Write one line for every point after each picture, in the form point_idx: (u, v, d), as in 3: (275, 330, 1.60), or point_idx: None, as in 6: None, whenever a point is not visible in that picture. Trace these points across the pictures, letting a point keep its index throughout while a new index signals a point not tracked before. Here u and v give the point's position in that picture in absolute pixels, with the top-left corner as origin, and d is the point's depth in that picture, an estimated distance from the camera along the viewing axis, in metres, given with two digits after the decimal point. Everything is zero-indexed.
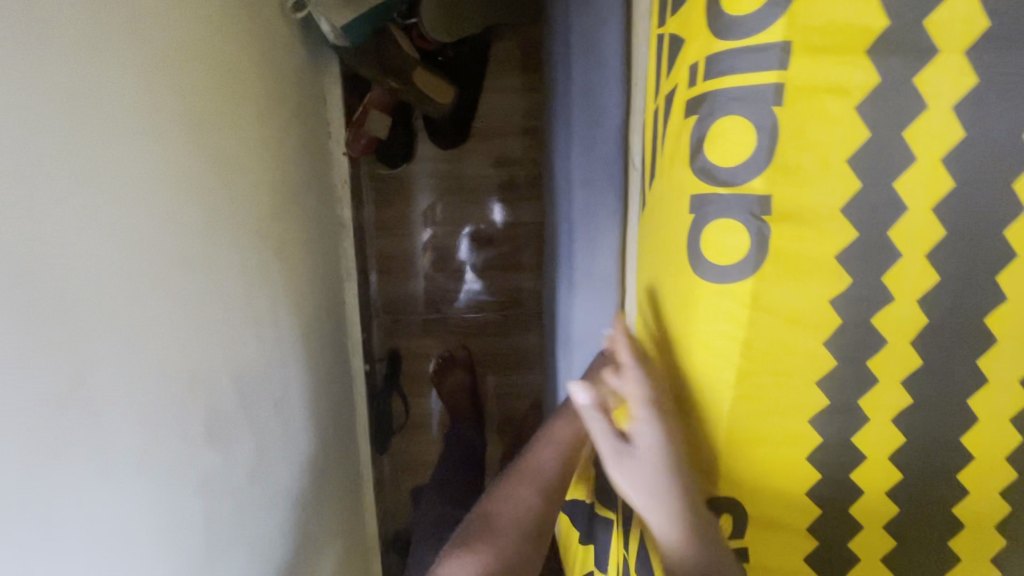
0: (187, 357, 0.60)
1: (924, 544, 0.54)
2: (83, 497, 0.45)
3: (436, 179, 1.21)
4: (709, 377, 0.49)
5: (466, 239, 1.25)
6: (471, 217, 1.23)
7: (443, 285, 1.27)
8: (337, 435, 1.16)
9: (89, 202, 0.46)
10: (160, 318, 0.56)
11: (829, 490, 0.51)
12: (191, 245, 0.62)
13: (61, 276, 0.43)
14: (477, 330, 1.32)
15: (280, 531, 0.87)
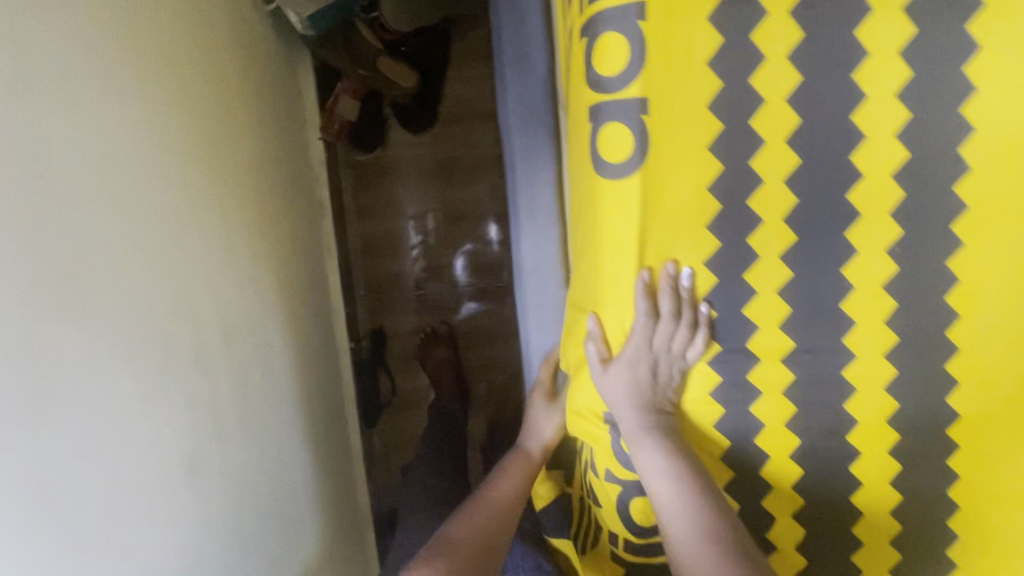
0: (160, 286, 0.68)
1: (825, 409, 0.60)
2: (55, 378, 0.52)
3: (428, 194, 1.33)
4: (615, 255, 0.58)
5: (463, 255, 1.36)
6: (467, 234, 1.35)
7: (438, 290, 1.38)
8: (326, 403, 1.23)
9: (62, 127, 0.55)
10: (135, 247, 0.65)
11: (725, 356, 0.60)
12: (164, 189, 0.70)
13: (39, 183, 0.51)
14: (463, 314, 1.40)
15: (268, 476, 0.94)
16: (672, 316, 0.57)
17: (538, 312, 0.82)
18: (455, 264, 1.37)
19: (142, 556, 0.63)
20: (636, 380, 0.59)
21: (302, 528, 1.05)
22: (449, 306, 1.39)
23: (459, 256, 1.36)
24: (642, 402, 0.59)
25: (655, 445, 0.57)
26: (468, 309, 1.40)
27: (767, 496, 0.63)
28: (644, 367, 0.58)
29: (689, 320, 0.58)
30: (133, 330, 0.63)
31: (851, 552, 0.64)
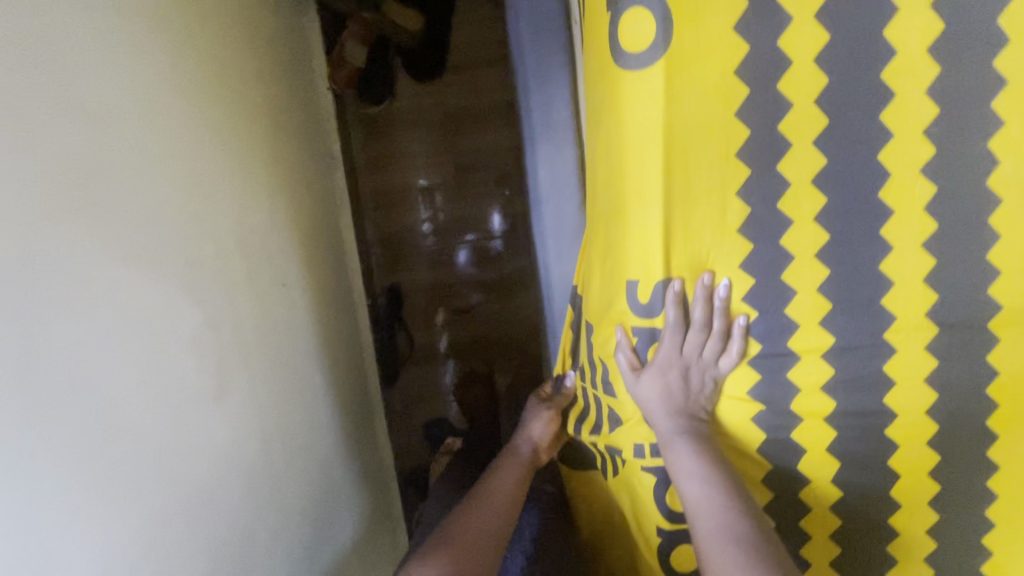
0: (171, 206, 0.67)
1: (861, 304, 0.59)
2: (49, 276, 0.50)
3: (433, 165, 1.33)
4: (642, 159, 0.57)
5: (466, 246, 1.38)
6: (471, 218, 1.36)
7: (444, 262, 1.39)
8: (348, 355, 1.23)
9: (63, 21, 0.53)
10: (153, 170, 0.64)
11: (761, 254, 0.58)
12: (171, 107, 0.68)
13: (36, 73, 0.50)
14: (475, 284, 1.40)
15: (294, 418, 0.93)
16: (701, 328, 0.60)
17: (558, 236, 0.81)
18: (456, 253, 1.38)
19: (170, 479, 0.63)
20: (668, 391, 0.62)
21: (328, 475, 1.06)
22: (456, 266, 1.39)
23: (461, 246, 1.38)
24: (676, 410, 0.62)
25: (687, 446, 0.61)
26: (470, 299, 1.41)
27: (795, 403, 0.62)
28: (675, 375, 0.61)
29: (721, 329, 0.60)
30: (151, 252, 0.62)
31: (886, 453, 0.63)
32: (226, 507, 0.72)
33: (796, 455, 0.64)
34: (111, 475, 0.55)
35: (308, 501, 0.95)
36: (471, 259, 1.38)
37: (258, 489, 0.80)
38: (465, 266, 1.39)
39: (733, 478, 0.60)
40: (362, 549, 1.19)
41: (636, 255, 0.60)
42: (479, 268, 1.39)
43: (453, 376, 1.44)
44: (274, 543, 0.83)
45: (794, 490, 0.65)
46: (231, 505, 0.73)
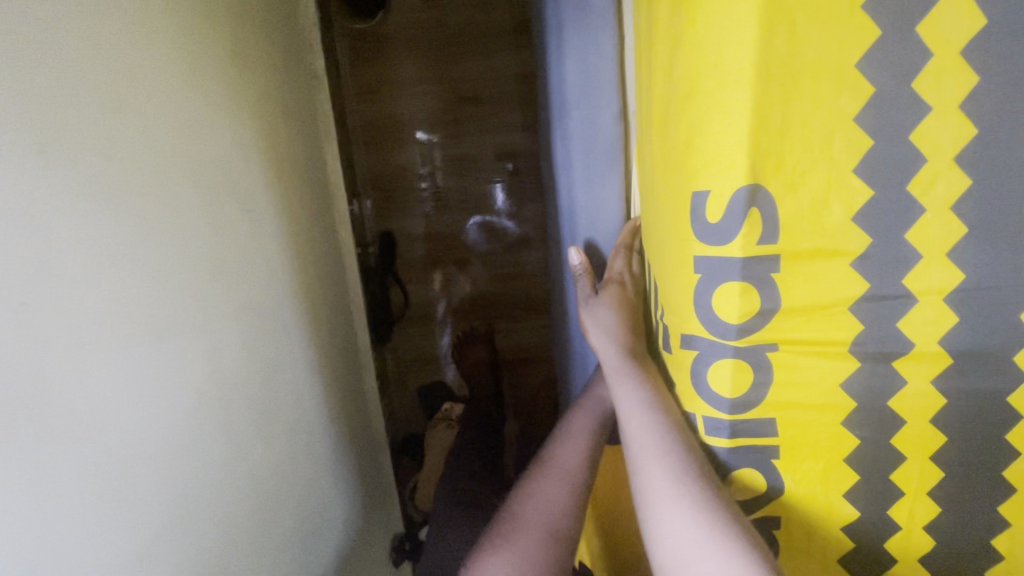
0: (106, 93, 0.51)
1: (1003, 230, 0.44)
2: None
3: (433, 114, 1.17)
4: (730, 15, 0.40)
5: (476, 225, 1.24)
6: (474, 188, 1.21)
7: (446, 224, 1.24)
8: (332, 309, 1.08)
9: None
10: (75, 40, 0.47)
11: (880, 157, 0.43)
12: None
13: None
14: (493, 257, 1.27)
15: (270, 376, 0.80)
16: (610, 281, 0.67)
17: (588, 154, 0.65)
18: (466, 229, 1.24)
19: (100, 449, 0.49)
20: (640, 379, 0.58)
21: (308, 444, 0.92)
22: (466, 236, 1.25)
23: (471, 223, 1.24)
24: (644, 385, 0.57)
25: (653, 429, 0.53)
26: (468, 285, 1.29)
27: (898, 359, 0.47)
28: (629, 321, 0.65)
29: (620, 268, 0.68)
30: (71, 150, 0.46)
31: (1007, 426, 0.49)
32: (179, 484, 0.59)
33: (894, 428, 0.49)
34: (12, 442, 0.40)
35: (283, 473, 0.82)
36: (481, 229, 1.24)
37: (222, 461, 0.67)
38: (474, 233, 1.25)
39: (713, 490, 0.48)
40: (346, 526, 1.06)
41: (710, 153, 0.44)
42: (491, 237, 1.25)
43: (450, 336, 1.33)
44: (242, 524, 0.70)
45: (885, 473, 0.51)
46: (184, 481, 0.60)
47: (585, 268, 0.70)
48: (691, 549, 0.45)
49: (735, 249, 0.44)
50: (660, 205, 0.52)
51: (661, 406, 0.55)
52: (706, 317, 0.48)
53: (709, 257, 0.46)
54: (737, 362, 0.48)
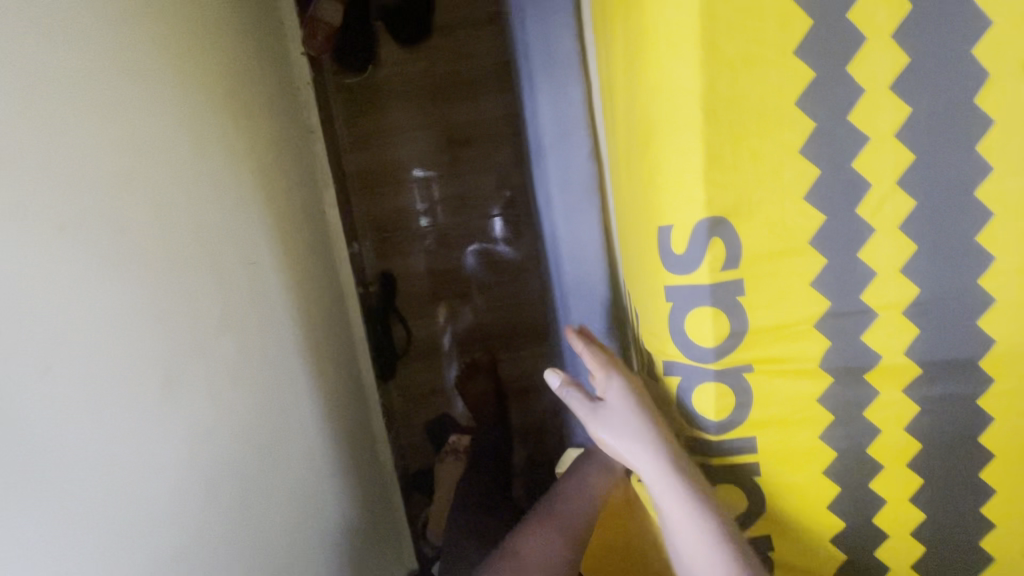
0: (120, 172, 0.56)
1: (953, 244, 0.47)
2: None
3: (427, 154, 1.22)
4: (674, 73, 0.44)
5: (473, 254, 1.28)
6: (473, 220, 1.26)
7: (448, 257, 1.28)
8: (337, 349, 1.11)
9: None
10: (88, 125, 0.52)
11: (828, 187, 0.46)
12: (115, 55, 0.57)
13: None
14: (489, 282, 1.30)
15: (280, 418, 0.83)
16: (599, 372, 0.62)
17: (565, 189, 0.68)
18: (463, 257, 1.28)
19: (126, 500, 0.52)
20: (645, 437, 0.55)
21: (318, 487, 0.94)
22: (464, 264, 1.29)
23: (468, 253, 1.28)
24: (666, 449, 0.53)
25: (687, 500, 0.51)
26: (469, 313, 1.32)
27: (868, 371, 0.50)
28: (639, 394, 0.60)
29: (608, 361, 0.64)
30: (87, 226, 0.51)
31: (980, 427, 0.51)
32: (191, 537, 0.61)
33: (870, 438, 0.52)
34: (52, 494, 0.45)
35: (294, 519, 0.84)
36: (478, 259, 1.28)
37: (234, 512, 0.69)
38: (473, 260, 1.28)
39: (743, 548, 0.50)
40: (359, 566, 1.07)
41: (670, 194, 0.47)
42: (491, 266, 1.29)
43: (456, 369, 1.35)
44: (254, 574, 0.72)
45: (865, 483, 0.53)
46: (205, 523, 0.63)
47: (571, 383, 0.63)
48: None
49: (702, 276, 0.48)
50: (633, 239, 0.56)
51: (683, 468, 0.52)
52: (683, 342, 0.51)
53: (682, 285, 0.49)
54: (720, 387, 0.50)
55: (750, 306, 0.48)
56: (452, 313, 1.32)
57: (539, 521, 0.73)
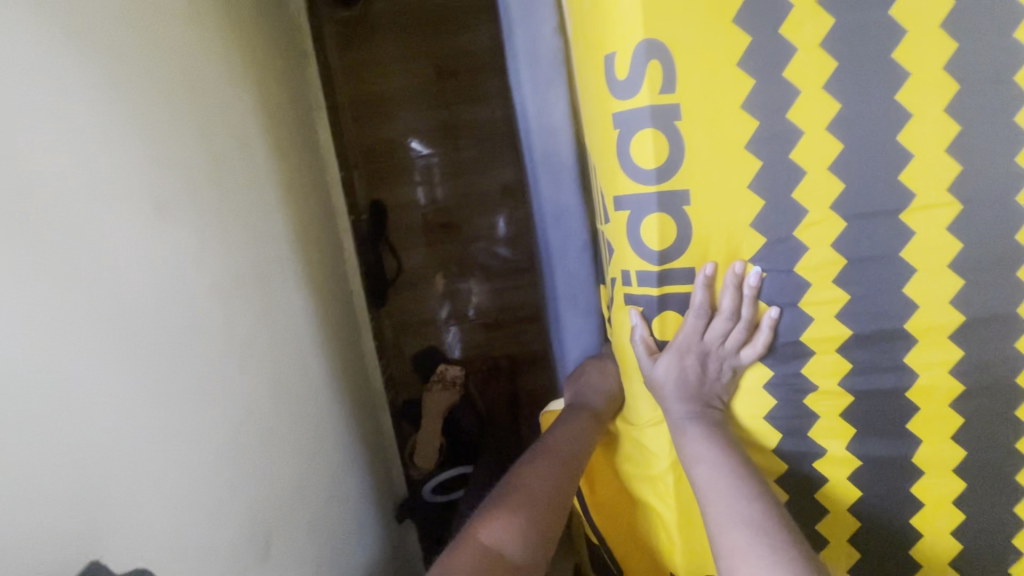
0: (121, 11, 0.62)
1: (873, 61, 0.52)
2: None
3: (417, 92, 1.28)
4: None
5: (477, 249, 1.37)
6: (478, 202, 1.34)
7: (450, 218, 1.35)
8: (328, 261, 1.16)
9: None
10: None
11: (753, 10, 0.52)
12: None
13: None
14: (503, 272, 1.38)
15: (270, 305, 0.87)
16: (677, 343, 0.60)
17: (533, 64, 0.73)
18: (472, 250, 1.37)
19: (131, 299, 0.57)
20: (683, 374, 0.60)
21: (310, 379, 0.97)
22: (478, 249, 1.37)
23: (471, 247, 1.37)
24: (687, 394, 0.60)
25: (698, 431, 0.59)
26: (478, 272, 1.38)
27: (795, 188, 0.55)
28: (691, 358, 0.59)
29: (710, 333, 0.58)
30: (89, 41, 0.56)
31: (905, 243, 0.56)
32: (167, 363, 0.61)
33: (798, 254, 0.56)
34: (68, 263, 0.50)
35: (274, 397, 0.83)
36: (483, 250, 1.37)
37: (207, 357, 0.69)
38: (484, 245, 1.37)
39: (744, 461, 0.57)
40: (350, 473, 1.08)
41: (613, 23, 0.54)
42: (496, 255, 1.37)
43: (449, 307, 1.40)
44: (232, 425, 0.71)
45: (796, 300, 0.58)
46: (203, 357, 0.67)
47: (645, 332, 0.61)
48: (726, 518, 0.53)
49: (643, 98, 0.54)
50: (586, 86, 0.62)
51: (698, 401, 0.61)
52: (628, 165, 0.57)
53: (625, 110, 0.55)
54: (662, 216, 0.56)
55: (685, 126, 0.54)
56: (437, 248, 1.36)
57: (532, 454, 0.69)
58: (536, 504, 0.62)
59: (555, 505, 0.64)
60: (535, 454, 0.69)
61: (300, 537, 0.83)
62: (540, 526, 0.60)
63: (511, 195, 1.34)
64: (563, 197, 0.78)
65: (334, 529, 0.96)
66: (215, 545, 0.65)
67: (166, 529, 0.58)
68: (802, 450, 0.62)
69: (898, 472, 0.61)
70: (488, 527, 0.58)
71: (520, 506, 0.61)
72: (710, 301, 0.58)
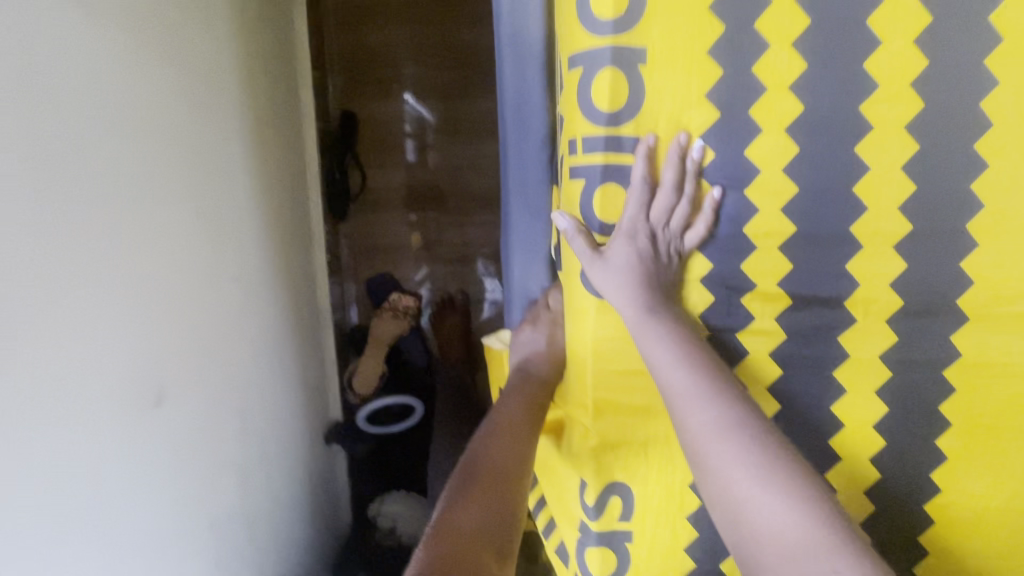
0: None
1: None
2: None
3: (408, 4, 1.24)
4: None
5: (460, 172, 1.33)
6: (463, 126, 1.30)
7: (432, 140, 1.31)
8: (288, 157, 1.10)
9: None
10: None
11: None
12: None
13: None
14: (475, 204, 1.35)
15: (209, 171, 0.80)
16: (622, 230, 0.55)
17: None
18: (450, 177, 1.33)
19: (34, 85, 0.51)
20: (635, 258, 0.54)
21: (248, 264, 0.91)
22: (455, 176, 1.33)
23: (451, 173, 1.33)
24: (640, 280, 0.54)
25: (653, 320, 0.53)
26: (449, 202, 1.35)
27: (755, 63, 0.52)
28: (641, 239, 0.55)
29: (655, 209, 0.55)
30: None
31: (861, 138, 0.53)
32: (67, 174, 0.55)
33: (750, 136, 0.54)
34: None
35: (198, 260, 0.78)
36: (463, 175, 1.33)
37: (133, 188, 0.65)
38: (466, 172, 1.33)
39: (700, 345, 0.53)
40: (277, 373, 1.03)
41: None
42: (472, 186, 1.34)
43: (416, 233, 1.36)
44: (138, 270, 0.66)
45: (741, 187, 0.55)
46: (117, 185, 0.62)
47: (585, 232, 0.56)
48: (693, 406, 0.48)
49: None
50: None
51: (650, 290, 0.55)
52: (585, 16, 0.53)
53: None
54: (615, 73, 0.53)
55: None
56: (417, 168, 1.32)
57: (487, 433, 0.60)
58: (505, 488, 0.54)
59: (525, 490, 0.56)
60: (491, 432, 0.61)
61: (202, 409, 0.79)
62: (514, 513, 0.52)
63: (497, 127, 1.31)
64: (526, 84, 0.74)
65: (248, 417, 0.92)
66: (103, 375, 0.61)
67: (50, 341, 0.54)
68: (727, 354, 0.59)
69: (822, 388, 0.59)
70: (458, 526, 0.48)
71: (490, 495, 0.52)
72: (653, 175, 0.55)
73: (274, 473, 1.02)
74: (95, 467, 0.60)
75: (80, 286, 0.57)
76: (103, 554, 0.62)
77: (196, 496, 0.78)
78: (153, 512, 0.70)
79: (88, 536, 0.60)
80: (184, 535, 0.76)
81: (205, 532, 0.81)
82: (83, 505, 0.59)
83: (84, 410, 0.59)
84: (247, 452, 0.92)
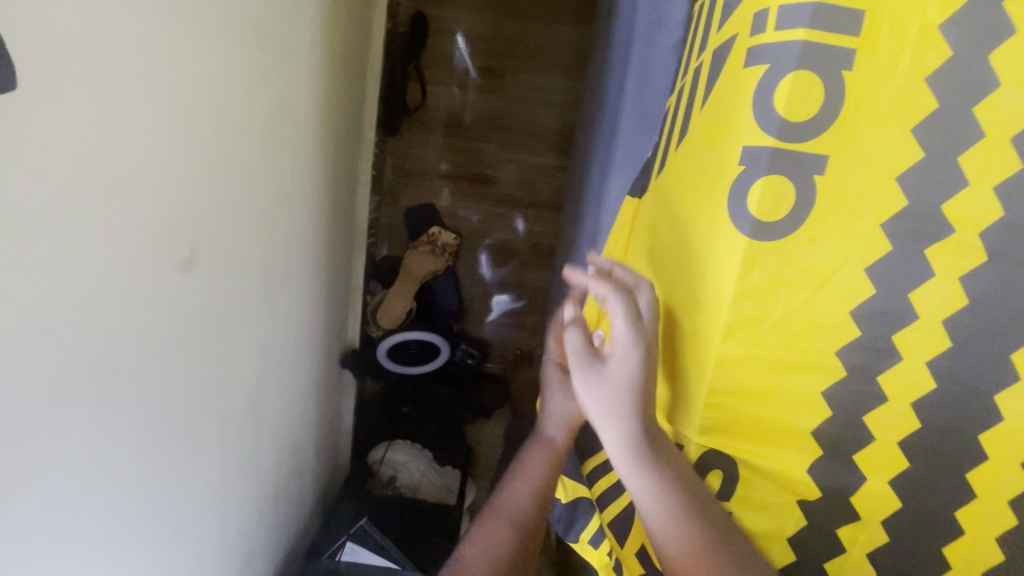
0: None
1: None
2: None
3: None
4: None
5: (527, 105, 1.21)
6: (539, 54, 1.19)
7: (503, 63, 1.19)
8: (353, 40, 0.97)
9: None
10: None
11: None
12: None
13: None
14: (538, 142, 1.23)
15: (274, 14, 0.67)
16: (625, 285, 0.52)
17: None
18: (515, 109, 1.21)
19: None
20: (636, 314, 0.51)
21: (296, 144, 0.80)
22: (521, 109, 1.21)
23: (517, 103, 1.21)
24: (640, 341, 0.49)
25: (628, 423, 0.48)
26: (510, 136, 1.23)
27: None
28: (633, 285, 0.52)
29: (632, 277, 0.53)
30: None
31: None
32: None
33: (1000, 35, 0.42)
34: None
35: (255, 117, 0.67)
36: (530, 107, 1.21)
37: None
38: (534, 106, 1.21)
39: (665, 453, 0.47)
40: (307, 278, 0.93)
41: None
42: (538, 121, 1.22)
43: (468, 166, 1.25)
44: (193, 106, 0.54)
45: (970, 102, 0.43)
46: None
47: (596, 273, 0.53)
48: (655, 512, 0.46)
49: None
50: None
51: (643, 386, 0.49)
52: None
53: None
54: None
55: None
56: (481, 93, 1.20)
57: (490, 512, 0.61)
58: None
59: None
60: (492, 510, 0.61)
61: (231, 299, 0.68)
62: None
63: (577, 60, 1.19)
64: None
65: (274, 318, 0.82)
66: (138, 213, 0.49)
67: (94, 150, 0.42)
68: (893, 314, 0.48)
69: (992, 371, 0.48)
70: None
71: None
72: (862, 70, 0.43)
73: (288, 388, 0.91)
74: (117, 327, 0.49)
75: (132, 93, 0.45)
76: (105, 435, 0.50)
77: (210, 392, 0.67)
78: (165, 399, 0.59)
79: (94, 406, 0.48)
80: (191, 432, 0.65)
81: (214, 435, 0.70)
82: (96, 376, 0.48)
83: (118, 253, 0.48)
84: (266, 358, 0.81)
